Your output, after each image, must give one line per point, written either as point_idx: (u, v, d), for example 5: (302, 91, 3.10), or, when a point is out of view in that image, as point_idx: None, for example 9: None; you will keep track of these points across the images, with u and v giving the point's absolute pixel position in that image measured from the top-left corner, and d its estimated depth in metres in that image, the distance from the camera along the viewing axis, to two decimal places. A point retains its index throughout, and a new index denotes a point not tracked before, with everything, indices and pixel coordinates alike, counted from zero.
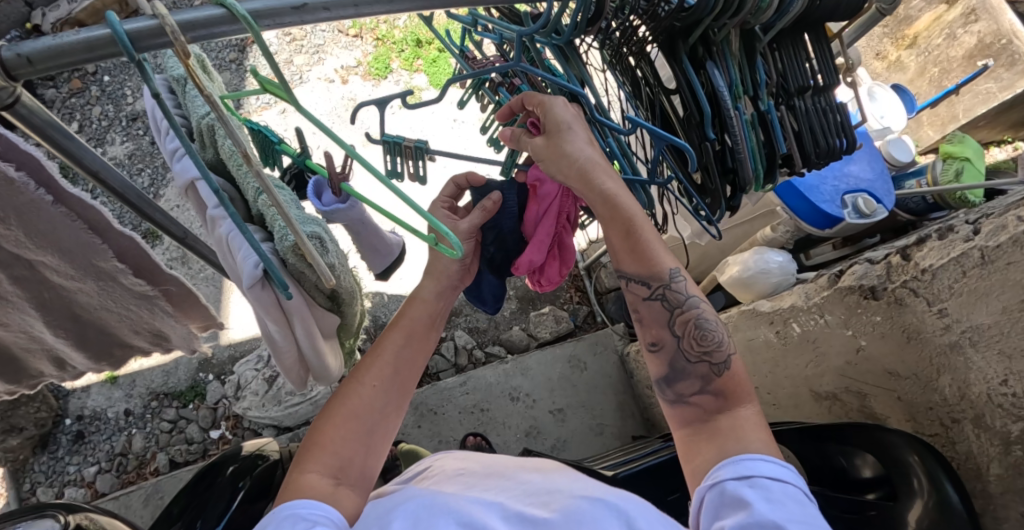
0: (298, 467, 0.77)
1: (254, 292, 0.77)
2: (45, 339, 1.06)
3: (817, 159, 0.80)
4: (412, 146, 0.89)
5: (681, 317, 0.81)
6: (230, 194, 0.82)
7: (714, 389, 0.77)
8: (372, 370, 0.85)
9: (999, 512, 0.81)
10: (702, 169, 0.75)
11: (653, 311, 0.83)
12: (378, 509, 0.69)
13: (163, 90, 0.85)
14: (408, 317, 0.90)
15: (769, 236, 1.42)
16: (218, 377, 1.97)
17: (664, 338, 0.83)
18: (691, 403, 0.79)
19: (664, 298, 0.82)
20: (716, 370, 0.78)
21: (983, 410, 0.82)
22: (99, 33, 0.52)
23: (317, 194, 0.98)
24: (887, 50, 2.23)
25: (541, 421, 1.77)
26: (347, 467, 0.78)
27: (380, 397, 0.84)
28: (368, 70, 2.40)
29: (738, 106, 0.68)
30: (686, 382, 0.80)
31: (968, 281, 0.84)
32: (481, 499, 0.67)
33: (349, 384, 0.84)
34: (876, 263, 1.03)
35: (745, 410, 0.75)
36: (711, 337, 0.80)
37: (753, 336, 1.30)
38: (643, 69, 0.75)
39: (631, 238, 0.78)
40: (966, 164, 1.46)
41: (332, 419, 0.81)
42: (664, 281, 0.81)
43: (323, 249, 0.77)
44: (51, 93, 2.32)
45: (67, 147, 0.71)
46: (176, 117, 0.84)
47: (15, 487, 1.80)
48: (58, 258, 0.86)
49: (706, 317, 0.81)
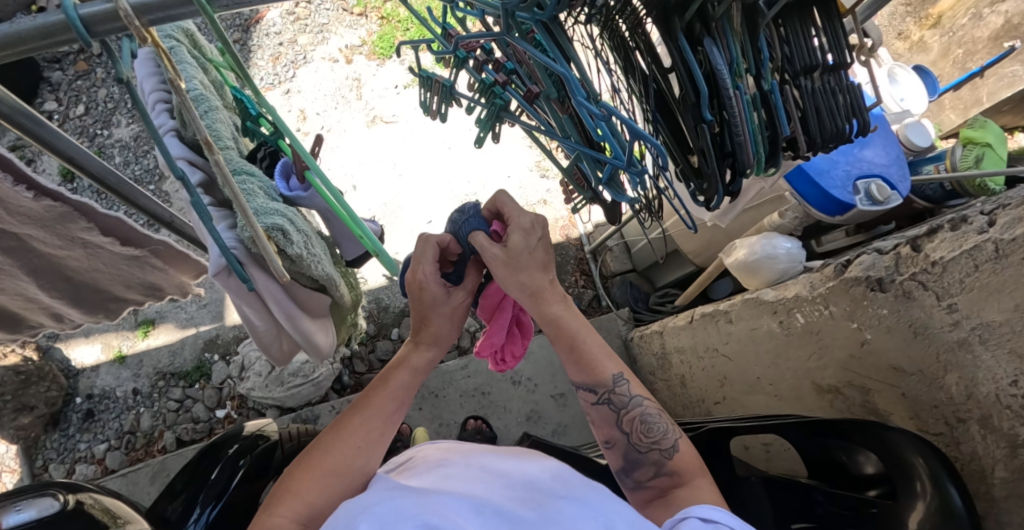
0: (268, 510, 0.76)
1: (221, 278, 0.78)
2: (39, 296, 1.08)
3: (823, 142, 0.76)
4: (442, 83, 0.81)
5: (626, 417, 0.91)
6: (206, 178, 0.78)
7: (667, 471, 0.86)
8: (359, 430, 0.85)
9: (1002, 516, 0.79)
10: (699, 153, 0.70)
11: (602, 413, 0.93)
12: (346, 511, 0.63)
13: (145, 67, 0.81)
14: (397, 378, 0.90)
15: (776, 223, 1.38)
16: (223, 357, 1.98)
17: (614, 435, 0.92)
18: (648, 487, 0.87)
19: (609, 401, 0.92)
20: (667, 454, 0.87)
21: (990, 411, 0.79)
22: (53, 19, 0.50)
23: (284, 178, 0.89)
24: (909, 30, 2.17)
25: (542, 405, 1.77)
26: (317, 519, 0.77)
27: (362, 458, 0.83)
28: (373, 49, 2.36)
29: (738, 85, 0.64)
30: (642, 469, 0.88)
31: (980, 277, 0.81)
32: (449, 502, 0.61)
33: (334, 436, 0.84)
34: (884, 253, 0.99)
35: (698, 480, 0.83)
36: (655, 429, 0.90)
37: (756, 326, 1.25)
38: (635, 40, 0.69)
39: (566, 350, 0.90)
40: (987, 150, 1.39)
41: (311, 472, 0.80)
42: (608, 387, 0.91)
43: (286, 240, 0.78)
44: (57, 76, 2.31)
45: (39, 134, 0.70)
46: (157, 94, 0.79)
47: (28, 463, 1.83)
48: (43, 229, 0.87)
49: (649, 414, 0.91)
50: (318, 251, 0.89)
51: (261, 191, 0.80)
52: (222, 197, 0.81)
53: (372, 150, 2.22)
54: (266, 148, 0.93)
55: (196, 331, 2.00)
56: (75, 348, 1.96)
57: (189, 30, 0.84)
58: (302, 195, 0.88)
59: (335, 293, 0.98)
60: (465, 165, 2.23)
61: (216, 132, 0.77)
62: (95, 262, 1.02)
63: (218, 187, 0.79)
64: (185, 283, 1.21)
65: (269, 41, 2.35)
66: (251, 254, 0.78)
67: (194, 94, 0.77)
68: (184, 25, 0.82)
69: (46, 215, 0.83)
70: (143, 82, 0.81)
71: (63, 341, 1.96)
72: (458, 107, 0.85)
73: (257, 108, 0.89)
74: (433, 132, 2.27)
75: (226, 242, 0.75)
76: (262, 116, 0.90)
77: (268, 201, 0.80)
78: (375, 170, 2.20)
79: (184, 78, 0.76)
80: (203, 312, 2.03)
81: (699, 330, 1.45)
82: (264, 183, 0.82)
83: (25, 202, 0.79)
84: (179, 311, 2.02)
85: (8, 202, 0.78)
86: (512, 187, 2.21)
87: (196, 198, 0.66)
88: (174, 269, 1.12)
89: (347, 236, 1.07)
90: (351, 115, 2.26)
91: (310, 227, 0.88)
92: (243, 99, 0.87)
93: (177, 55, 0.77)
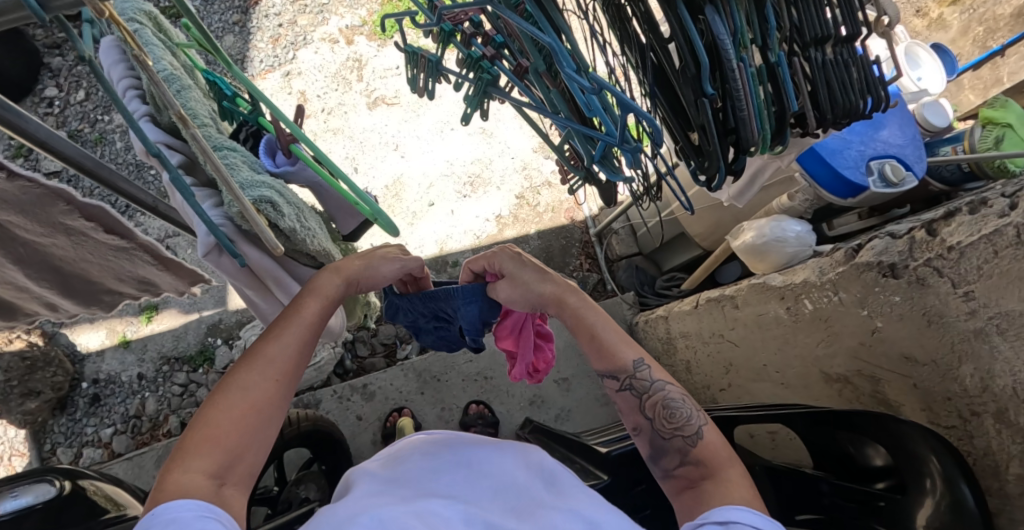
0: (179, 460, 0.68)
1: (211, 259, 0.75)
2: (31, 287, 1.07)
3: (833, 119, 0.71)
4: (427, 57, 0.78)
5: (649, 402, 0.86)
6: (186, 159, 0.76)
7: (692, 459, 0.78)
8: (275, 359, 0.78)
9: (1015, 514, 0.76)
10: (699, 130, 0.66)
11: (626, 402, 0.88)
12: (325, 521, 0.60)
13: (110, 56, 0.77)
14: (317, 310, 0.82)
15: (786, 206, 1.33)
16: (227, 342, 1.98)
17: (639, 423, 0.86)
18: (675, 477, 0.79)
19: (631, 387, 0.87)
20: (692, 439, 0.79)
21: (1008, 404, 0.75)
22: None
23: (270, 155, 0.87)
24: (928, 8, 2.12)
25: (546, 390, 1.74)
26: (235, 465, 0.70)
27: (280, 390, 0.77)
28: (373, 29, 2.31)
29: (743, 56, 0.60)
30: (668, 456, 0.81)
31: (1000, 262, 0.77)
32: (434, 506, 0.59)
33: (247, 369, 0.76)
34: (898, 237, 0.95)
35: (730, 471, 0.74)
36: (679, 414, 0.83)
37: (762, 312, 1.22)
38: (632, 7, 0.65)
39: (592, 342, 0.91)
40: (1008, 131, 1.32)
41: (224, 407, 0.73)
42: (629, 372, 0.88)
43: (276, 213, 0.74)
44: (57, 62, 2.29)
45: (7, 119, 0.66)
46: (126, 81, 0.76)
47: (37, 447, 1.84)
48: (23, 216, 0.85)
49: (672, 397, 0.85)
50: (314, 225, 0.87)
51: (245, 165, 0.78)
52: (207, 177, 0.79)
53: (373, 132, 2.19)
54: (248, 129, 0.90)
55: (199, 316, 1.99)
56: (81, 333, 1.96)
57: (152, 14, 0.80)
58: (289, 170, 0.87)
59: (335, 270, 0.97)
60: (468, 148, 2.19)
61: (190, 110, 0.73)
62: (83, 251, 1.01)
63: (201, 168, 0.77)
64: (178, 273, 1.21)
65: (268, 23, 2.31)
66: (242, 231, 0.76)
67: (165, 74, 0.73)
68: (146, 8, 0.78)
69: (25, 198, 0.81)
70: (109, 70, 0.77)
71: (69, 328, 1.96)
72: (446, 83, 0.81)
73: (233, 88, 0.87)
74: (436, 114, 2.23)
75: (213, 219, 0.73)
76: (238, 95, 0.88)
77: (254, 175, 0.77)
78: (377, 154, 2.16)
79: (151, 59, 0.72)
80: (205, 298, 2.02)
81: (705, 315, 1.41)
82: (247, 158, 0.79)
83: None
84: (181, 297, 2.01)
85: None
86: (516, 168, 2.17)
87: (175, 174, 0.64)
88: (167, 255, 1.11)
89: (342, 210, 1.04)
90: (351, 97, 2.22)
91: (303, 202, 0.86)
92: (216, 80, 0.85)
93: (143, 38, 0.74)
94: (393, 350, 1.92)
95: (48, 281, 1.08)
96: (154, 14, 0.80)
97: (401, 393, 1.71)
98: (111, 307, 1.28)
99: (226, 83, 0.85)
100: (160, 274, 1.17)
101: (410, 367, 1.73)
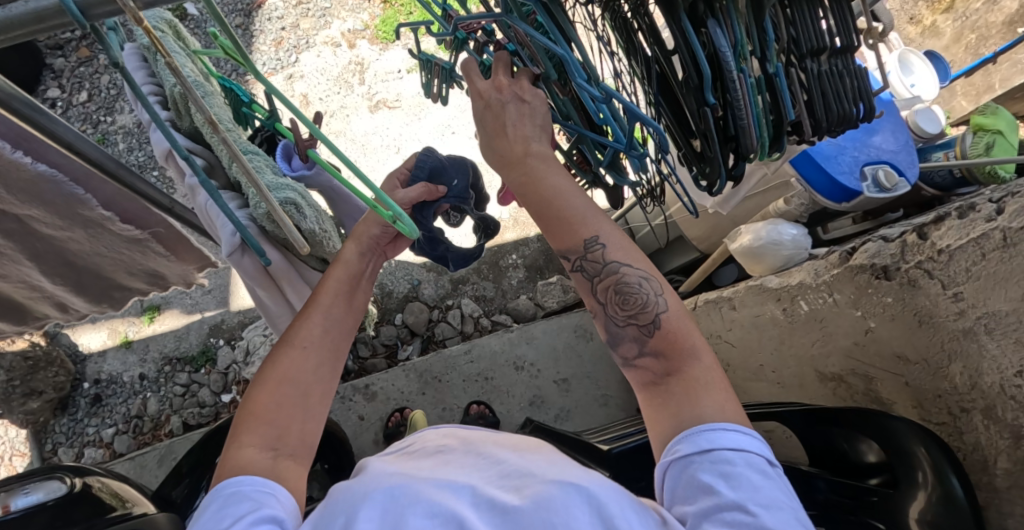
0: (236, 441, 0.73)
1: (234, 259, 0.78)
2: (44, 280, 1.10)
3: (829, 127, 0.74)
4: (441, 65, 0.81)
5: (602, 285, 0.78)
6: (208, 163, 0.81)
7: (652, 350, 0.75)
8: (300, 332, 0.81)
9: (1004, 507, 0.79)
10: (701, 137, 0.69)
11: (579, 282, 0.80)
12: (340, 500, 0.64)
13: (132, 61, 0.85)
14: (330, 280, 0.84)
15: (782, 210, 1.33)
16: (229, 342, 1.99)
17: (594, 305, 0.81)
18: (636, 367, 0.76)
19: (583, 269, 0.78)
20: (647, 331, 0.75)
21: (995, 401, 0.78)
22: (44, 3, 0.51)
23: (287, 160, 0.92)
24: (922, 15, 2.17)
25: (546, 391, 1.77)
26: (285, 435, 0.74)
27: (311, 359, 0.79)
28: (376, 33, 2.34)
29: (743, 68, 0.63)
30: (626, 345, 0.77)
31: (987, 265, 0.80)
32: (444, 484, 0.63)
33: (279, 347, 0.80)
34: (891, 241, 0.98)
35: (692, 367, 0.71)
36: (637, 299, 0.77)
37: (759, 313, 1.25)
38: (638, 21, 0.68)
39: (544, 216, 0.77)
40: (998, 137, 1.36)
41: (263, 387, 0.77)
42: (580, 252, 0.77)
43: (299, 214, 0.78)
44: (60, 63, 2.30)
45: (37, 122, 0.69)
46: (149, 86, 0.83)
47: (38, 447, 1.86)
48: (43, 209, 0.88)
49: (629, 280, 0.77)
50: (329, 229, 0.91)
51: (267, 168, 0.80)
52: (228, 180, 0.84)
53: (375, 134, 2.22)
54: (263, 133, 1.01)
55: (201, 317, 2.01)
56: (82, 334, 1.97)
57: (169, 21, 0.86)
58: (306, 174, 0.91)
59: None
60: (468, 151, 2.22)
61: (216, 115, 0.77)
62: (97, 245, 1.04)
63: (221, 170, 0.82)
64: (186, 270, 1.24)
65: (271, 26, 2.33)
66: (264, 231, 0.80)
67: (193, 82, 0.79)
68: (167, 17, 0.85)
69: (46, 190, 0.84)
70: (132, 75, 0.84)
71: (70, 328, 1.97)
72: (459, 88, 0.84)
73: (249, 94, 0.88)
74: (437, 117, 2.25)
75: (241, 220, 0.77)
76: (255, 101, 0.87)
77: (276, 177, 0.80)
78: (380, 156, 2.19)
79: (178, 66, 0.79)
80: (208, 298, 2.04)
81: (702, 316, 1.45)
82: (270, 161, 0.82)
83: (25, 172, 0.79)
84: (184, 297, 2.03)
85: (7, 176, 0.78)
86: None
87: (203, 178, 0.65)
88: (177, 251, 1.14)
89: (351, 215, 1.08)
90: (353, 100, 2.25)
91: (322, 209, 0.89)
92: (232, 88, 0.87)
93: (169, 46, 0.80)
94: (394, 352, 1.95)
95: (61, 275, 1.10)
96: (173, 22, 0.87)
97: (403, 393, 1.73)
98: (121, 304, 1.30)
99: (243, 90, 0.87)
100: (169, 266, 1.19)
101: (412, 367, 1.75)
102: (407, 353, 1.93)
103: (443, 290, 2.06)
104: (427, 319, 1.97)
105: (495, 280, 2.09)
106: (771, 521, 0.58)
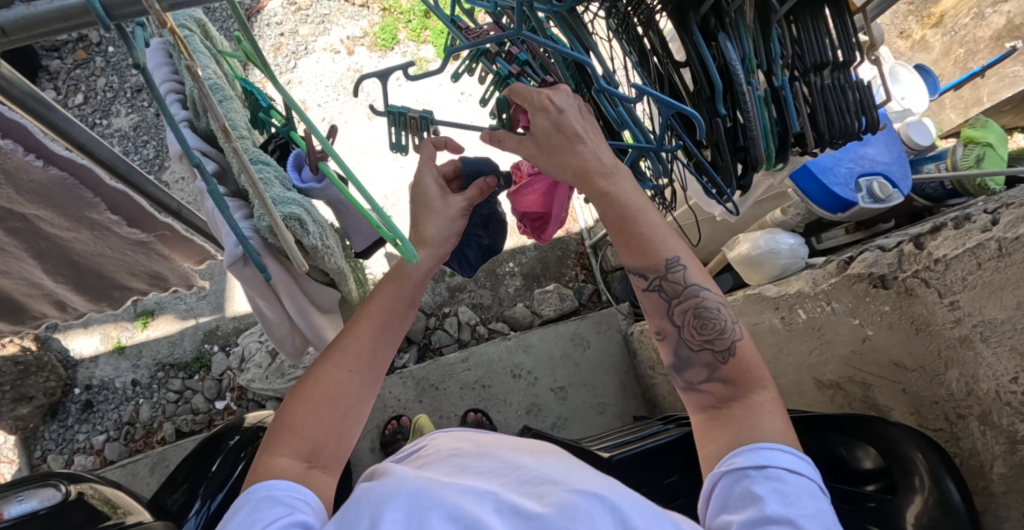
0: (269, 450, 0.75)
1: (235, 268, 0.79)
2: (45, 282, 1.09)
3: (832, 140, 0.77)
4: (418, 116, 0.81)
5: (679, 307, 0.82)
6: (220, 167, 0.82)
7: (720, 376, 0.79)
8: (346, 352, 0.81)
9: (1000, 511, 0.81)
10: (712, 147, 0.73)
11: (653, 302, 0.84)
12: (365, 497, 0.65)
13: (156, 57, 0.86)
14: (385, 295, 0.84)
15: (780, 219, 1.39)
16: (223, 348, 1.98)
17: (665, 326, 0.85)
18: (700, 391, 0.80)
19: (660, 289, 0.83)
20: (722, 358, 0.79)
21: (990, 407, 0.80)
22: (70, 2, 0.54)
23: (298, 169, 0.92)
24: (911, 29, 2.21)
25: (542, 399, 1.77)
26: (321, 450, 0.76)
27: (355, 380, 0.80)
28: (375, 40, 2.35)
29: (751, 80, 0.65)
30: (694, 369, 0.81)
31: (982, 274, 0.81)
32: (470, 490, 0.63)
33: (324, 364, 0.80)
34: (887, 251, 1.00)
35: (759, 396, 0.75)
36: (711, 326, 0.81)
37: (758, 321, 1.27)
38: (650, 38, 0.72)
39: (625, 231, 0.80)
40: (988, 150, 1.39)
41: (302, 402, 0.78)
42: (661, 272, 0.82)
43: (303, 230, 0.79)
44: (55, 65, 2.29)
45: (51, 118, 0.73)
46: (170, 84, 0.84)
47: (27, 454, 1.84)
48: (51, 209, 0.87)
49: (706, 305, 0.81)
50: (332, 243, 0.93)
51: (277, 180, 0.81)
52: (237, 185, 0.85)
53: (372, 141, 2.22)
54: (276, 140, 1.00)
55: (195, 323, 2.00)
56: (74, 338, 1.95)
57: (201, 20, 0.90)
58: (316, 187, 0.91)
59: (344, 288, 1.02)
60: None
61: (231, 120, 0.79)
62: (101, 246, 1.03)
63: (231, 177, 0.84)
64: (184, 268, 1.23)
65: (270, 31, 2.34)
66: (268, 245, 0.80)
67: (211, 83, 0.80)
68: (195, 16, 0.88)
69: (56, 191, 0.83)
70: (155, 71, 0.85)
71: (62, 333, 1.95)
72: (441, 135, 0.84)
73: (268, 99, 0.90)
74: None
75: (244, 232, 0.77)
76: (274, 108, 0.91)
77: (284, 191, 0.81)
78: (377, 162, 2.19)
79: (200, 67, 0.79)
80: (202, 303, 2.02)
81: None
82: (280, 172, 0.83)
83: (36, 171, 0.78)
84: (178, 303, 2.01)
85: (19, 175, 0.78)
86: None
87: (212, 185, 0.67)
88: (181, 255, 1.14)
89: (359, 229, 1.09)
90: (352, 107, 2.26)
91: (325, 220, 0.91)
92: (253, 91, 0.88)
93: (193, 44, 0.82)
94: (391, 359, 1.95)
95: (62, 277, 1.10)
96: (202, 21, 0.91)
97: (400, 400, 1.73)
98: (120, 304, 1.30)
99: (263, 93, 0.88)
100: (170, 271, 1.19)
101: (409, 375, 1.75)
102: (403, 360, 1.93)
103: (441, 297, 2.05)
104: (423, 327, 1.97)
105: (491, 288, 2.08)
106: (811, 527, 0.60)
